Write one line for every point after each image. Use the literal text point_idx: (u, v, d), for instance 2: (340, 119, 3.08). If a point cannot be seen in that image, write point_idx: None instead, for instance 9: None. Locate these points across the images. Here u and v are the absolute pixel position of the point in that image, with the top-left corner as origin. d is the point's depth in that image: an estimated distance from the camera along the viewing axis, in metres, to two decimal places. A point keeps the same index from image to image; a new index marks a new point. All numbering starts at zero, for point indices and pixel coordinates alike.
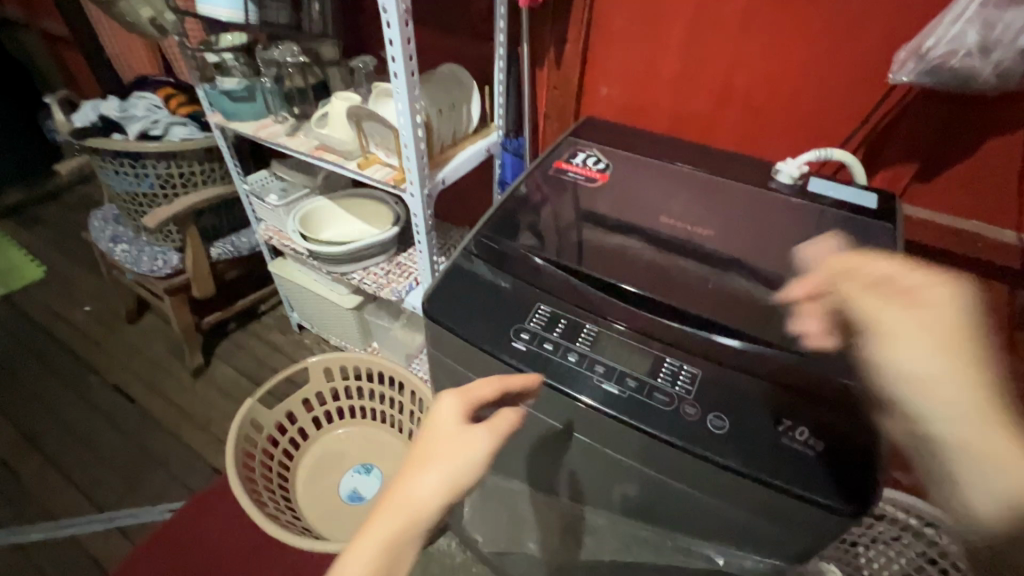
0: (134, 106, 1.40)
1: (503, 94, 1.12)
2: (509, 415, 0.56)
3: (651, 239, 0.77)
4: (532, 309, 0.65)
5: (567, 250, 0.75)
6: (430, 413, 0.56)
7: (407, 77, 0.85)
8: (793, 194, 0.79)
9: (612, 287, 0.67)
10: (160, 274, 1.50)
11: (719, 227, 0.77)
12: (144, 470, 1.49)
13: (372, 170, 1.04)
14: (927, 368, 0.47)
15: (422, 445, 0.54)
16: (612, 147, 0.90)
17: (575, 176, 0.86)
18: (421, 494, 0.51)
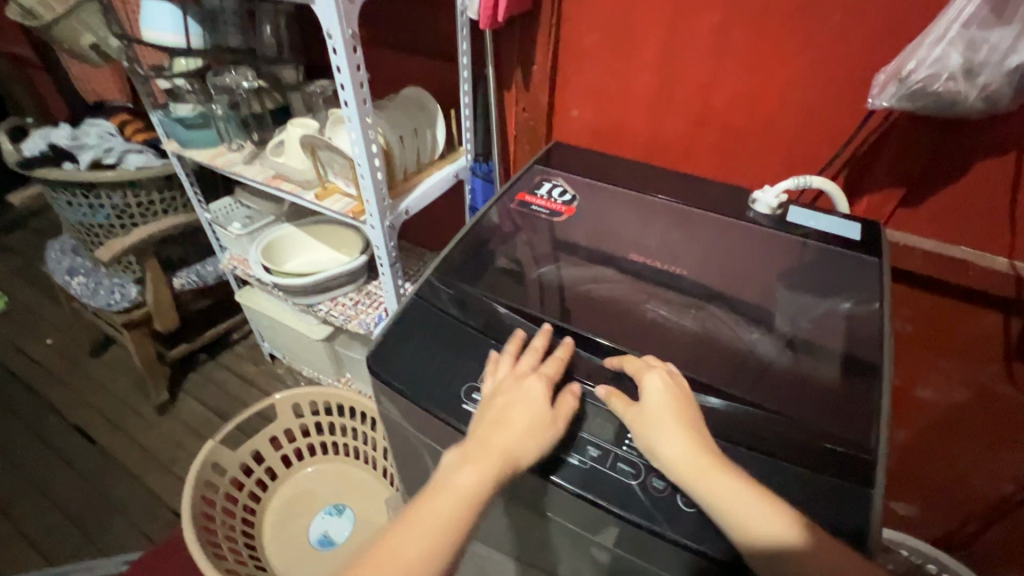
0: (86, 134, 1.33)
1: (470, 119, 1.07)
2: (572, 398, 0.54)
3: (622, 277, 0.71)
4: (487, 365, 0.59)
5: (529, 292, 0.69)
6: (517, 384, 0.54)
7: (359, 105, 0.79)
8: (771, 224, 0.74)
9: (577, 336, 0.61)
10: (118, 308, 1.42)
11: (694, 262, 0.72)
12: (102, 517, 1.40)
13: (331, 200, 0.98)
14: (672, 458, 0.48)
15: (503, 414, 0.53)
16: (582, 175, 0.85)
17: (539, 209, 0.80)
18: (510, 459, 0.50)
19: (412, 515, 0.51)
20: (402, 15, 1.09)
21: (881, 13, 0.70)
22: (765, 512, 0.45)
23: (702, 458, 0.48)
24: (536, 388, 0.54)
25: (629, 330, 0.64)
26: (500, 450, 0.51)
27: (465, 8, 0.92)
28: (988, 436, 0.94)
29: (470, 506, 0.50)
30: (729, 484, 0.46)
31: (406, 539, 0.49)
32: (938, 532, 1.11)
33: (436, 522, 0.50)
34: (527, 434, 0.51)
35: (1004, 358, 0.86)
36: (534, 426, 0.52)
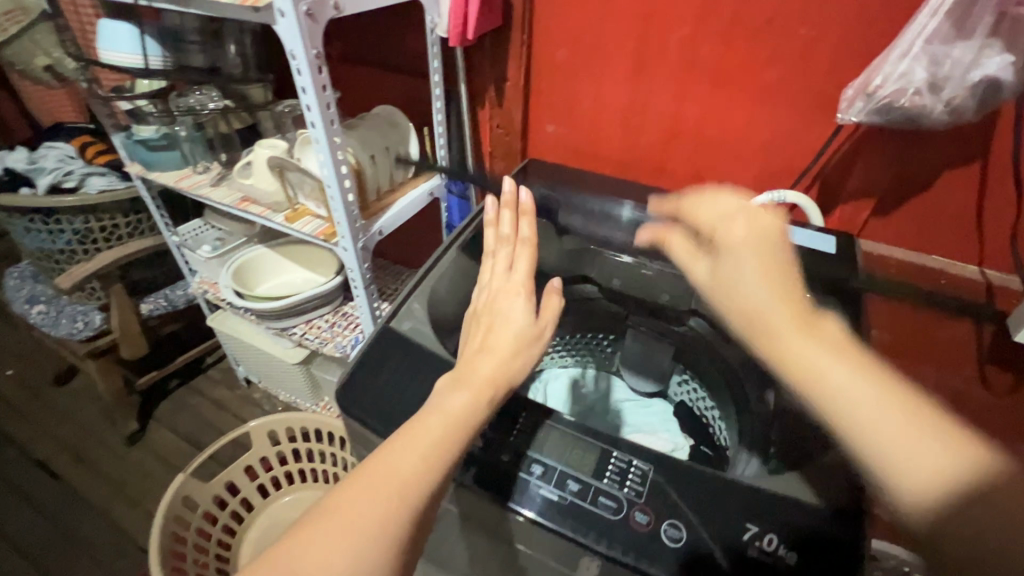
0: (45, 157, 1.28)
1: (443, 135, 1.06)
2: (557, 298, 0.57)
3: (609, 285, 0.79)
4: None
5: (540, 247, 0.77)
6: (494, 306, 0.57)
7: (325, 126, 0.77)
8: None
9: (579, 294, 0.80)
10: (81, 337, 1.35)
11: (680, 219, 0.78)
12: (66, 558, 1.32)
13: (302, 222, 0.95)
14: (740, 309, 0.46)
15: (487, 339, 0.54)
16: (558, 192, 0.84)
17: None
18: (499, 380, 0.51)
19: (387, 447, 0.47)
20: (371, 32, 1.07)
21: (846, 27, 0.70)
22: (846, 366, 0.41)
23: (783, 314, 0.44)
24: (515, 307, 0.57)
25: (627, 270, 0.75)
26: (489, 375, 0.51)
27: (435, 25, 0.91)
28: None
29: (460, 431, 0.48)
30: (807, 345, 0.42)
31: (387, 461, 0.45)
32: None
33: (420, 445, 0.46)
34: (513, 354, 0.53)
35: (978, 362, 0.87)
36: (518, 339, 0.54)
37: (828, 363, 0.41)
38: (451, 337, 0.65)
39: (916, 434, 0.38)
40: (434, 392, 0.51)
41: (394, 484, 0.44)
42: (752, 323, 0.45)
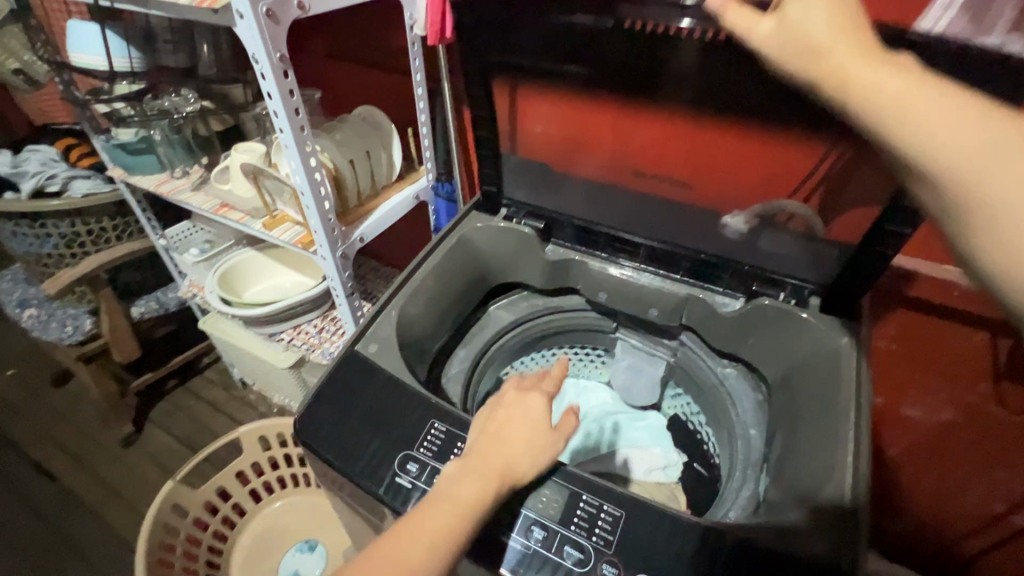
0: (28, 160, 1.25)
1: (428, 136, 1.01)
2: (577, 419, 0.56)
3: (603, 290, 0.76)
4: (424, 429, 0.54)
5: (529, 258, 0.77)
6: (519, 398, 0.55)
7: (295, 132, 0.73)
8: (740, 253, 0.69)
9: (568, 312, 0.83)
10: (71, 341, 1.35)
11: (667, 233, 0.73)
12: (61, 562, 1.32)
13: (280, 230, 0.92)
14: (801, 50, 0.33)
15: (505, 429, 0.52)
16: (551, 173, 0.76)
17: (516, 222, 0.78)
18: (506, 476, 0.49)
19: (396, 533, 0.45)
20: (352, 29, 1.03)
21: None
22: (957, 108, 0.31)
23: (852, 48, 0.32)
24: (538, 406, 0.54)
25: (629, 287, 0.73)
26: (498, 466, 0.49)
27: (413, 23, 0.86)
28: (979, 454, 0.89)
29: (467, 523, 0.46)
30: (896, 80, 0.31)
31: (397, 546, 0.44)
32: (931, 547, 1.07)
33: (428, 535, 0.45)
34: (524, 454, 0.50)
35: (993, 378, 0.81)
36: (534, 440, 0.51)
37: (928, 98, 0.31)
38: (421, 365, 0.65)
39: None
40: (441, 476, 0.49)
41: (403, 568, 0.43)
42: (830, 89, 0.33)
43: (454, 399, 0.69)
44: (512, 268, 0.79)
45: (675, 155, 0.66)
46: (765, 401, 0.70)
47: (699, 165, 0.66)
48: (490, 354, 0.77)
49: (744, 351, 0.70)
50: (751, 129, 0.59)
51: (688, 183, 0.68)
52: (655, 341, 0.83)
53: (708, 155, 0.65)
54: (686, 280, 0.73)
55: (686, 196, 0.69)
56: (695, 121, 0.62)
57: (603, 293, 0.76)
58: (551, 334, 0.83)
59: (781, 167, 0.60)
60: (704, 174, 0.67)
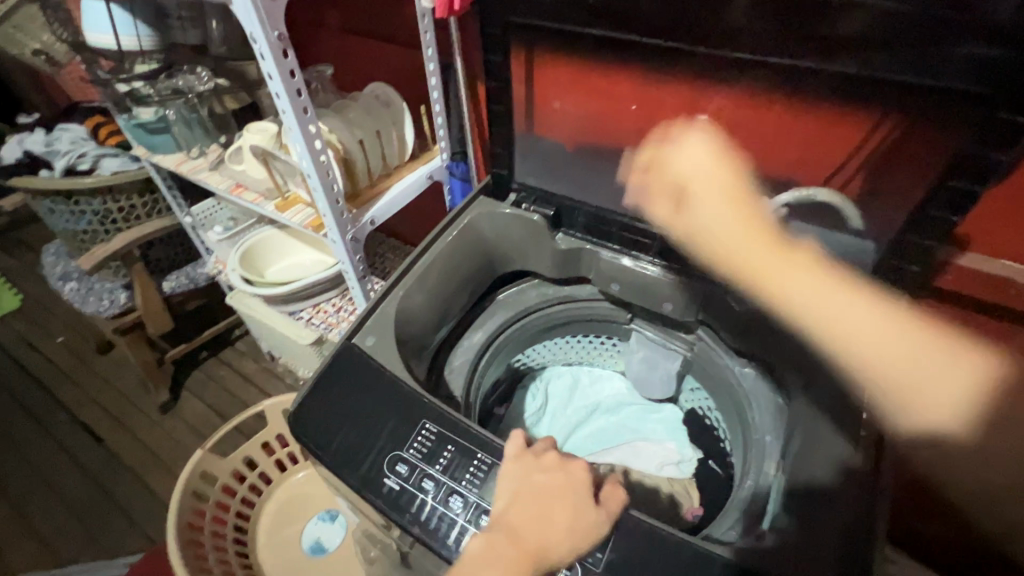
0: (59, 139, 1.28)
1: (442, 114, 0.96)
2: (622, 491, 0.50)
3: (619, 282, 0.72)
4: (415, 430, 0.53)
5: (542, 247, 0.74)
6: (563, 470, 0.51)
7: (298, 114, 0.71)
8: None
9: (581, 302, 0.80)
10: (107, 314, 1.42)
11: None
12: (105, 517, 1.41)
13: (292, 212, 0.92)
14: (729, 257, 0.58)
15: (543, 506, 0.48)
16: (565, 161, 0.74)
17: (528, 209, 0.74)
18: (538, 560, 0.46)
19: None
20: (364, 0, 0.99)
21: None
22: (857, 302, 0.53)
23: (764, 254, 0.56)
24: (583, 482, 0.51)
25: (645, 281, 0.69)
26: (530, 551, 0.46)
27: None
28: None
29: None
30: (793, 273, 0.55)
31: None
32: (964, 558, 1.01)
33: None
34: (564, 538, 0.47)
35: None
36: (577, 520, 0.48)
37: (826, 293, 0.54)
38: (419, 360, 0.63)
39: (898, 330, 0.52)
40: (466, 556, 0.47)
41: None
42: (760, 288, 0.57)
43: (457, 393, 0.68)
44: (520, 256, 0.76)
45: (707, 134, 0.64)
46: (783, 405, 0.66)
47: (733, 148, 0.63)
48: (499, 343, 0.75)
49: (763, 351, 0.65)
50: (786, 108, 0.57)
51: (722, 164, 0.65)
52: (670, 334, 0.78)
53: (741, 137, 0.62)
54: (703, 279, 0.66)
55: (720, 177, 0.66)
56: (725, 104, 0.60)
57: (614, 285, 0.72)
58: (561, 323, 0.81)
59: (826, 141, 0.58)
60: (741, 155, 0.64)
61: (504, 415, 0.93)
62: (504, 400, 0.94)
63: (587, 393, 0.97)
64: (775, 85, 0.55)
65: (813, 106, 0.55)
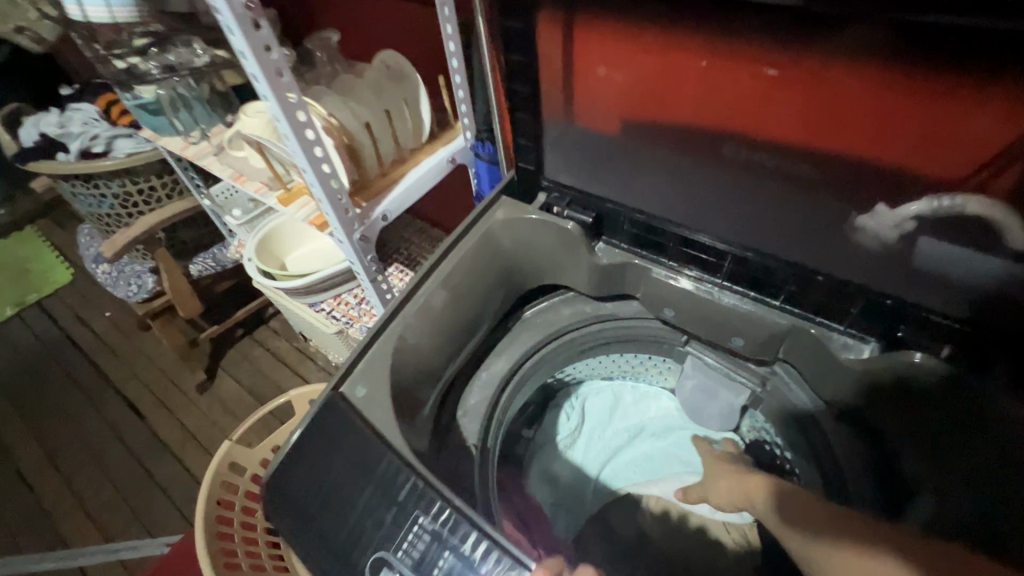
0: (72, 120, 1.21)
1: (463, 87, 0.81)
2: None
3: (678, 305, 0.61)
4: (406, 525, 0.45)
5: (581, 259, 0.63)
6: None
7: (280, 99, 0.59)
8: (873, 272, 0.50)
9: (625, 324, 0.67)
10: (137, 298, 1.41)
11: (763, 233, 0.54)
12: (148, 496, 1.45)
13: (295, 206, 0.81)
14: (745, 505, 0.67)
15: None
16: (608, 153, 0.59)
17: (563, 214, 0.63)
18: None
19: None
20: None
21: None
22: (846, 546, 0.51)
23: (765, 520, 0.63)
24: None
25: (708, 308, 0.59)
26: None
27: None
28: None
29: None
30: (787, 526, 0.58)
31: None
32: None
33: None
34: None
35: None
36: None
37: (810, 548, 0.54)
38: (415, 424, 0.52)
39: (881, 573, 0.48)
40: None
41: None
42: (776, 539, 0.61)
43: (470, 441, 0.58)
44: (550, 269, 0.65)
45: (785, 115, 0.46)
46: (885, 476, 0.57)
47: (822, 131, 0.46)
48: (523, 375, 0.65)
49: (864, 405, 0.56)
50: (915, 74, 0.39)
51: (804, 158, 0.48)
52: (738, 364, 0.66)
53: (837, 117, 0.44)
54: (787, 308, 0.56)
55: (802, 173, 0.49)
56: (824, 67, 0.42)
57: (669, 309, 0.62)
58: (600, 344, 0.69)
59: (968, 129, 0.40)
60: (832, 145, 0.46)
61: (533, 437, 0.82)
62: (534, 420, 0.82)
63: (630, 413, 0.84)
64: (901, 46, 0.38)
65: (959, 71, 0.37)
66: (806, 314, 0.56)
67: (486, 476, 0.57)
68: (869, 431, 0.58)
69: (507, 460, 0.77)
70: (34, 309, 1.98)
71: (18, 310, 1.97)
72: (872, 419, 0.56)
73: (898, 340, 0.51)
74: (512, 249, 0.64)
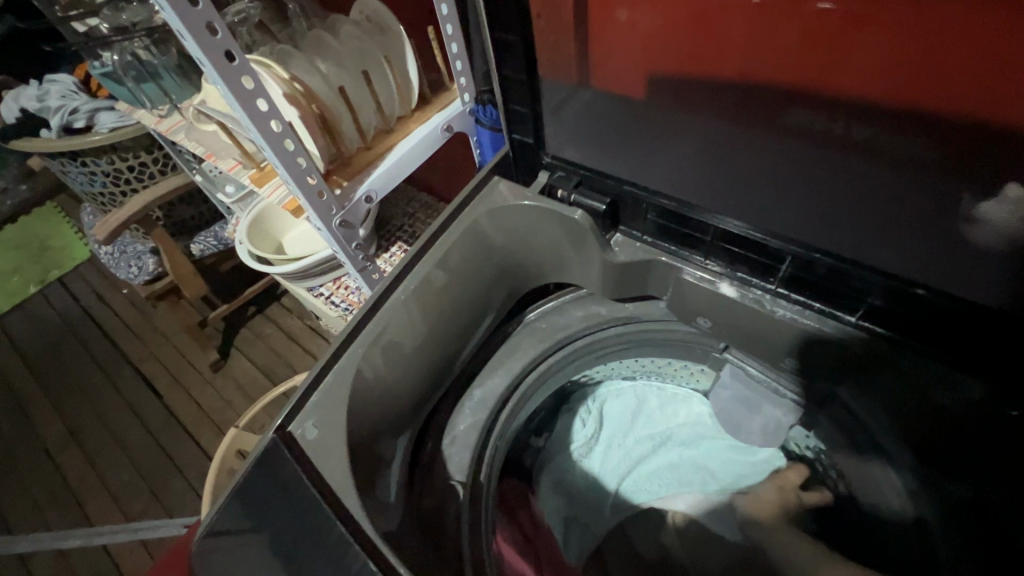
0: (50, 93, 1.12)
1: (456, 41, 0.67)
2: None
3: (715, 312, 0.51)
4: None
5: (595, 255, 0.53)
6: None
7: (216, 63, 0.49)
8: (984, 277, 0.37)
9: (647, 330, 0.58)
10: (139, 280, 1.35)
11: (828, 223, 0.42)
12: (167, 477, 1.45)
13: (269, 187, 0.72)
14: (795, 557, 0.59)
15: None
16: (627, 120, 0.47)
17: (571, 198, 0.53)
18: None
19: None
20: None
21: None
22: None
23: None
24: None
25: (750, 314, 0.49)
26: None
27: None
28: None
29: None
30: None
31: None
32: None
33: None
34: None
35: None
36: None
37: None
38: (371, 485, 0.47)
39: None
40: None
41: None
42: None
43: (456, 477, 0.52)
44: (556, 266, 0.57)
45: (867, 63, 0.33)
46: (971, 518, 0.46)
47: (918, 89, 0.32)
48: (523, 391, 0.57)
49: (950, 450, 0.45)
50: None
51: (888, 125, 0.35)
52: (784, 377, 0.56)
53: (943, 66, 0.31)
54: (861, 325, 0.45)
55: (882, 146, 0.36)
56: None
57: (703, 318, 0.52)
58: (617, 349, 0.60)
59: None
60: (932, 105, 0.33)
61: (543, 446, 0.73)
62: (544, 427, 0.73)
63: (654, 419, 0.74)
64: None
65: None
66: (888, 335, 0.44)
67: (477, 509, 0.51)
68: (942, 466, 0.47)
69: (513, 474, 0.68)
70: (55, 285, 1.99)
71: (41, 287, 1.98)
72: (963, 474, 0.46)
73: (1009, 371, 0.40)
74: (508, 238, 0.55)
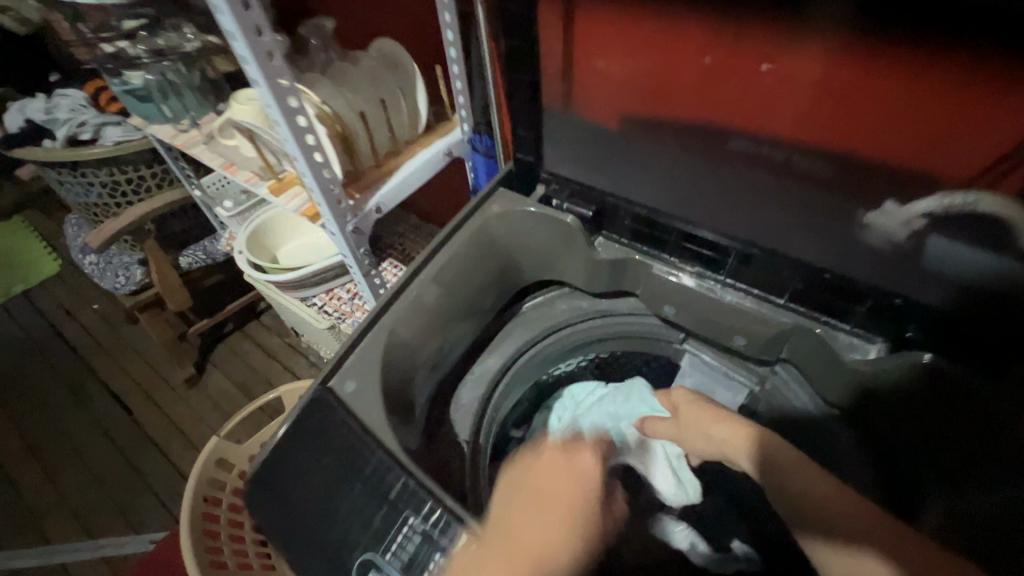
0: (59, 107, 1.18)
1: (460, 78, 0.79)
2: None
3: (679, 304, 0.61)
4: (397, 525, 0.48)
5: (582, 253, 0.63)
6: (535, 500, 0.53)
7: (271, 83, 0.58)
8: (881, 268, 0.49)
9: (622, 324, 0.68)
10: (124, 290, 1.37)
11: (765, 230, 0.54)
12: (135, 494, 1.42)
13: (286, 196, 0.80)
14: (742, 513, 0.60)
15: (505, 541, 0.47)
16: (609, 146, 0.58)
17: (564, 207, 0.64)
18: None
19: None
20: None
21: None
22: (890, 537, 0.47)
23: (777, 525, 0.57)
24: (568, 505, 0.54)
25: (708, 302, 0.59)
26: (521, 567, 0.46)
27: None
28: None
29: None
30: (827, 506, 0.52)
31: None
32: None
33: None
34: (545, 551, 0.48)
35: None
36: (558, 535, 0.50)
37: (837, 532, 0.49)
38: None
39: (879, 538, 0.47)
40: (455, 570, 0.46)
41: None
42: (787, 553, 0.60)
43: (462, 436, 0.61)
44: (546, 267, 0.67)
45: (783, 107, 0.46)
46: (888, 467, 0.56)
47: (820, 128, 0.45)
48: (518, 370, 0.66)
49: (873, 413, 0.56)
50: (932, 67, 0.38)
51: (801, 153, 0.47)
52: (736, 362, 0.65)
53: (835, 112, 0.44)
54: (791, 306, 0.57)
55: (797, 169, 0.48)
56: (812, 61, 0.42)
57: (668, 307, 0.63)
58: (594, 341, 0.70)
59: (975, 128, 0.39)
60: (829, 139, 0.45)
61: None
62: None
63: None
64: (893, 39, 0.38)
65: (943, 63, 0.37)
66: (809, 313, 0.56)
67: (478, 466, 0.59)
68: (867, 428, 0.58)
69: None
70: (17, 300, 1.94)
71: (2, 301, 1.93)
72: (882, 432, 0.56)
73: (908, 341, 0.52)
74: (507, 240, 0.65)
